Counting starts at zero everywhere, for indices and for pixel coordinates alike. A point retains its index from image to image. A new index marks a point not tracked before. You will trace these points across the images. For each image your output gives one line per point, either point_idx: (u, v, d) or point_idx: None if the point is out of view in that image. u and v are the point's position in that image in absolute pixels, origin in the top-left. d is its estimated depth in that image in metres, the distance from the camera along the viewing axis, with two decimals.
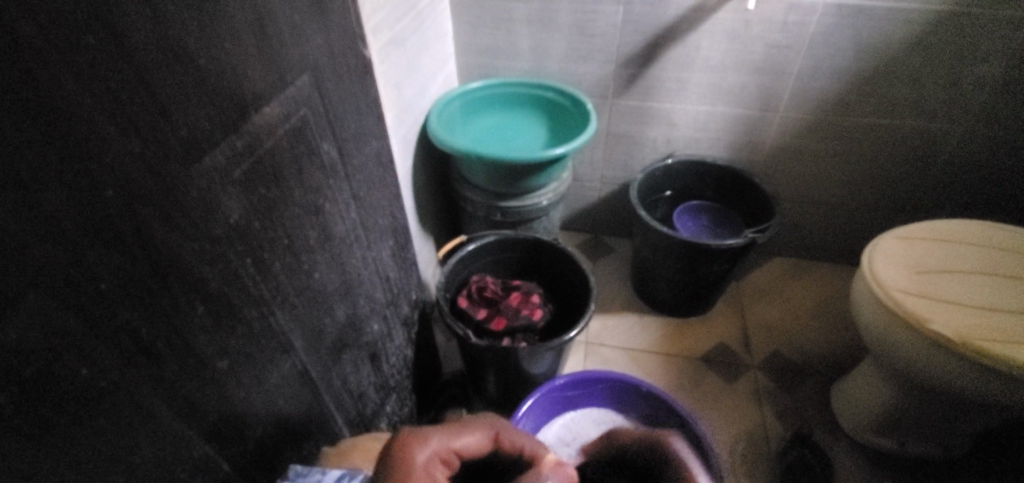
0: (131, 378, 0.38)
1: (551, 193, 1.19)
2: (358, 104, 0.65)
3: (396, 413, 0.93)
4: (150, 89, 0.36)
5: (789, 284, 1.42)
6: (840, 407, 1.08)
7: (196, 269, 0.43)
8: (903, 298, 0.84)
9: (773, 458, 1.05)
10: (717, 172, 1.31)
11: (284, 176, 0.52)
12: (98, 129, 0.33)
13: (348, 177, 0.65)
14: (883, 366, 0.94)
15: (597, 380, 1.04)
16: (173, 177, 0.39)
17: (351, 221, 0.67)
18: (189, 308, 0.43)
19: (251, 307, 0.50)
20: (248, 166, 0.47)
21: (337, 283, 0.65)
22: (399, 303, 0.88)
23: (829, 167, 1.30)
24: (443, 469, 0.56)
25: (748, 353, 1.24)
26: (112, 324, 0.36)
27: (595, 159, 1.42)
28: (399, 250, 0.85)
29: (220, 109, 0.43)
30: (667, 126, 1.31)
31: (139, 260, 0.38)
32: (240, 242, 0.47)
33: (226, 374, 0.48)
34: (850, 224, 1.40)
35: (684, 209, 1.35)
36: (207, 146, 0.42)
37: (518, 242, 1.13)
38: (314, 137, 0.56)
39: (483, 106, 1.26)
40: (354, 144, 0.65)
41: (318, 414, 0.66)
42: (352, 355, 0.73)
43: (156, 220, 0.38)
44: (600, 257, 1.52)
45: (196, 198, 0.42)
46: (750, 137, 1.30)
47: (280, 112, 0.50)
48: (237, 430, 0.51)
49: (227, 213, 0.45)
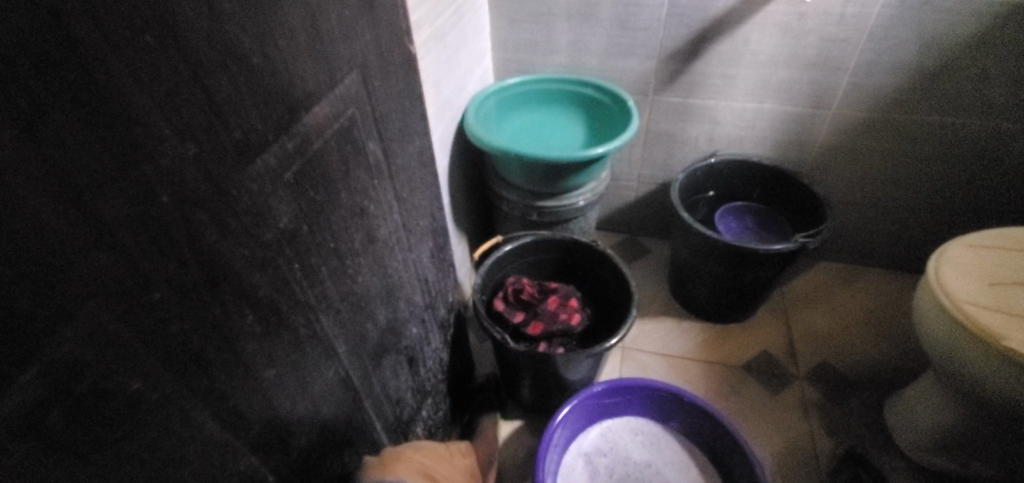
0: (182, 390, 0.36)
1: (588, 193, 1.16)
2: (403, 103, 0.63)
3: (431, 417, 0.91)
4: (207, 89, 0.35)
5: (836, 291, 1.35)
6: (896, 423, 1.03)
7: (248, 276, 0.41)
8: (975, 313, 0.78)
9: (822, 474, 1.00)
10: (762, 173, 1.26)
11: (332, 177, 0.50)
12: (154, 131, 0.31)
13: (392, 177, 0.63)
14: (945, 382, 0.89)
15: (636, 388, 1.01)
16: (226, 180, 0.37)
17: (394, 223, 0.65)
18: (238, 316, 0.41)
19: (299, 313, 0.48)
20: (298, 167, 0.45)
21: (379, 287, 0.64)
22: (436, 306, 0.86)
23: (883, 168, 1.23)
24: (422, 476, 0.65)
25: (793, 363, 1.19)
26: (165, 334, 0.34)
27: (633, 158, 1.37)
28: (437, 251, 0.83)
29: (273, 109, 0.41)
30: (710, 124, 1.26)
31: (192, 267, 0.36)
32: (289, 246, 0.45)
33: (273, 382, 0.46)
34: (904, 229, 1.33)
35: (726, 210, 1.30)
36: (260, 147, 0.40)
37: (555, 243, 1.10)
38: (361, 138, 0.54)
39: (520, 103, 1.22)
40: (398, 144, 0.63)
41: (358, 420, 0.65)
42: (392, 360, 0.71)
43: (209, 226, 0.36)
44: (636, 258, 1.47)
45: (248, 201, 0.40)
46: (799, 135, 1.24)
47: (329, 111, 0.48)
48: (281, 440, 0.50)
49: (277, 217, 0.43)
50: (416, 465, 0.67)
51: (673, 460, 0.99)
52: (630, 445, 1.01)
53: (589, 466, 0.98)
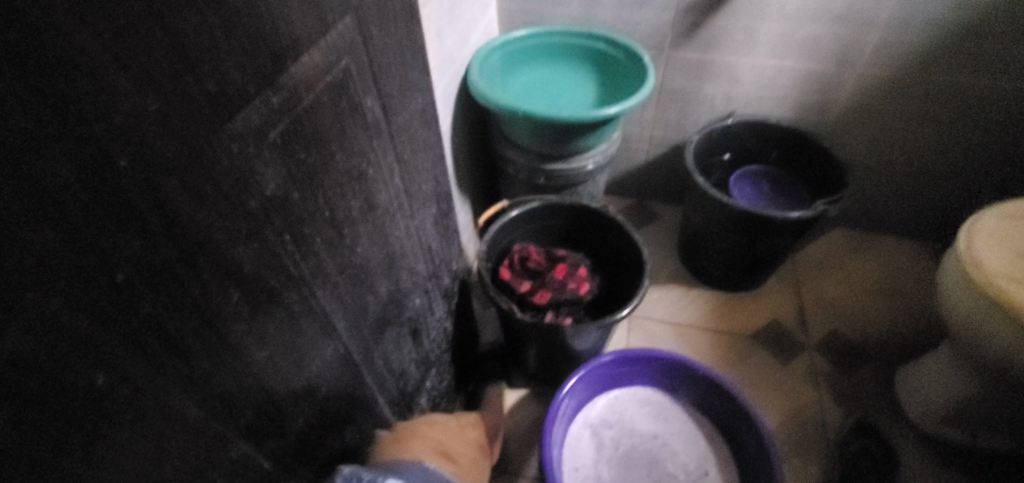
0: (159, 380, 0.33)
1: (598, 156, 1.10)
2: (403, 54, 0.56)
3: (435, 388, 0.89)
4: (170, 32, 0.29)
5: (851, 259, 1.31)
6: (906, 394, 1.01)
7: (230, 250, 0.36)
8: (1007, 287, 0.73)
9: (831, 445, 0.98)
10: (782, 134, 1.19)
11: (325, 138, 0.45)
12: (105, 83, 0.26)
13: (392, 137, 0.57)
14: (965, 355, 0.86)
15: (644, 358, 0.98)
16: (201, 142, 0.32)
17: (395, 188, 0.60)
18: (221, 296, 0.36)
19: (291, 289, 0.44)
20: (286, 126, 0.39)
21: (380, 257, 0.59)
22: (440, 275, 0.82)
23: (909, 131, 1.17)
24: (438, 457, 0.63)
25: (804, 332, 1.16)
26: (134, 320, 0.30)
27: (645, 118, 1.30)
28: (441, 218, 0.78)
29: (254, 57, 0.35)
30: (728, 83, 1.19)
31: (163, 245, 0.31)
32: (278, 215, 0.40)
33: (264, 365, 0.43)
34: (925, 197, 1.27)
35: (741, 175, 1.24)
36: (239, 102, 0.35)
37: (564, 208, 1.04)
38: (358, 93, 0.48)
39: (527, 57, 1.14)
40: (398, 101, 0.57)
41: (358, 396, 0.62)
42: (394, 333, 0.68)
43: (182, 195, 0.31)
44: (644, 223, 1.42)
45: (228, 166, 0.35)
46: (822, 95, 1.17)
47: (321, 61, 0.42)
48: (276, 423, 0.46)
49: (263, 183, 0.38)
50: (429, 443, 0.64)
51: (680, 431, 0.97)
52: (637, 415, 0.99)
53: (595, 437, 0.96)
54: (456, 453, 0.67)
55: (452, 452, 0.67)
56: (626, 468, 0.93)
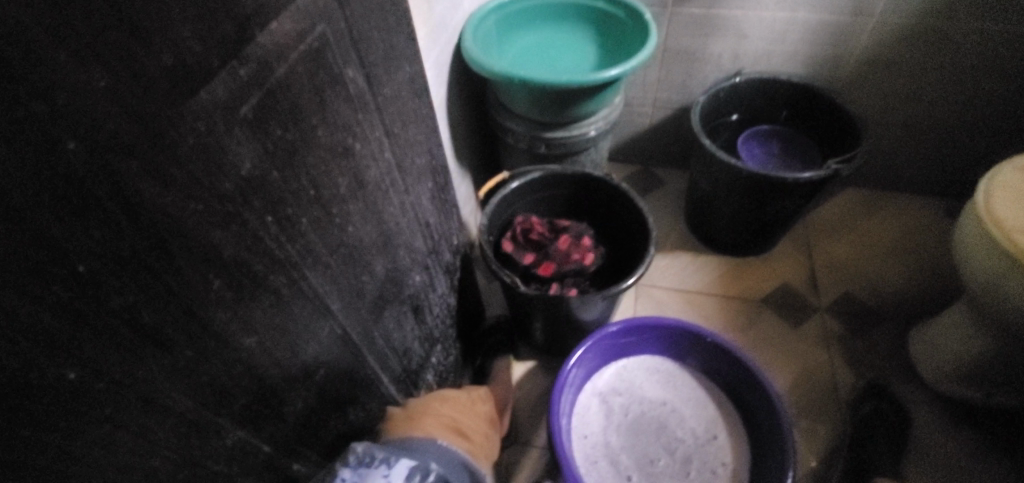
0: (138, 372, 0.32)
1: (600, 121, 1.06)
2: (386, 20, 0.53)
3: (441, 364, 0.88)
4: None
5: (864, 219, 1.28)
6: (919, 353, 0.99)
7: (207, 234, 0.35)
8: None
9: (843, 407, 0.97)
10: (792, 91, 1.14)
11: (303, 112, 0.42)
12: (41, 58, 0.24)
13: (379, 110, 0.54)
14: (981, 313, 0.84)
15: (651, 326, 0.97)
16: (160, 120, 0.30)
17: (386, 163, 0.57)
18: (201, 283, 0.35)
19: (278, 273, 0.42)
20: (258, 100, 0.37)
21: (373, 236, 0.57)
22: (440, 250, 0.80)
23: (926, 82, 1.11)
24: (452, 432, 0.62)
25: (816, 296, 1.14)
26: (104, 312, 0.29)
27: (648, 80, 1.25)
28: (438, 192, 0.76)
29: (214, 25, 0.33)
30: (735, 38, 1.13)
31: (129, 232, 0.29)
32: (257, 196, 0.38)
33: (255, 351, 0.42)
34: (943, 151, 1.22)
35: (750, 135, 1.20)
36: (201, 76, 0.32)
37: (566, 177, 1.01)
38: (337, 63, 0.46)
39: (523, 20, 1.09)
40: (384, 70, 0.54)
41: (360, 376, 0.61)
42: (394, 311, 0.66)
43: (144, 178, 0.30)
44: (650, 190, 1.39)
45: (195, 145, 0.33)
46: (834, 48, 1.11)
47: (292, 29, 0.39)
48: (273, 408, 0.46)
49: (237, 163, 0.36)
50: (441, 418, 0.63)
51: (689, 398, 0.97)
52: (646, 383, 0.98)
53: (604, 405, 0.96)
54: (468, 427, 0.66)
55: (464, 426, 0.66)
56: (635, 434, 0.92)
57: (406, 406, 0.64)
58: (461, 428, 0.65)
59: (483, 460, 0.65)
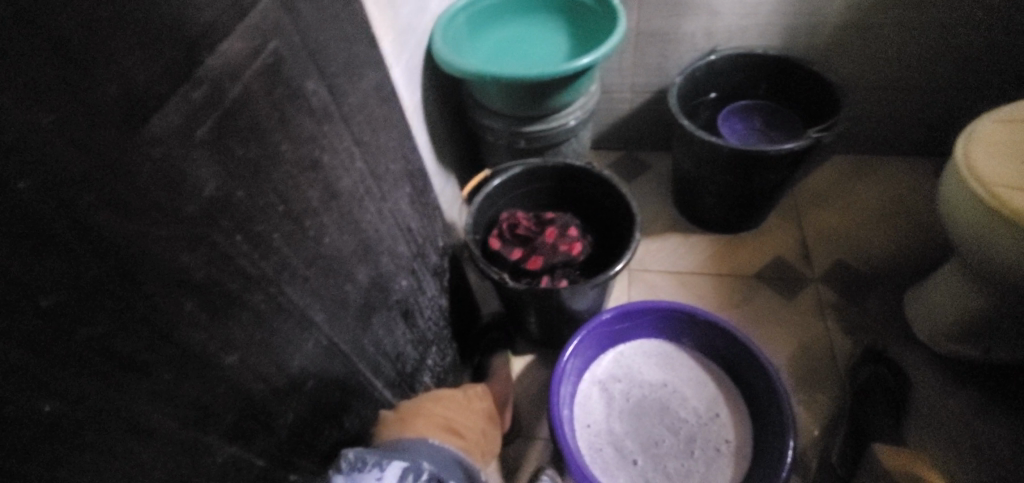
0: (118, 398, 0.32)
1: (578, 111, 1.07)
2: (343, 30, 0.54)
3: (438, 365, 0.89)
4: (48, 33, 0.27)
5: (851, 186, 1.28)
6: (915, 315, 1.00)
7: (175, 258, 0.35)
8: (1008, 195, 0.71)
9: (840, 375, 0.98)
10: (767, 64, 1.14)
11: (264, 128, 0.43)
12: None
13: (346, 120, 0.55)
14: (970, 268, 0.84)
15: (644, 310, 0.97)
16: (113, 150, 0.31)
17: (358, 172, 0.58)
18: (174, 306, 0.35)
19: (254, 290, 0.43)
20: (215, 121, 0.37)
21: (352, 245, 0.58)
22: (426, 253, 0.80)
23: (901, 43, 1.11)
24: (445, 432, 0.62)
25: (807, 266, 1.15)
26: (75, 343, 0.29)
27: (624, 66, 1.25)
28: (418, 195, 0.77)
29: (160, 51, 0.33)
30: (707, 16, 1.13)
31: (93, 261, 0.30)
32: (224, 216, 0.39)
33: (238, 368, 0.42)
34: (924, 111, 1.22)
35: (730, 112, 1.20)
36: (153, 103, 0.33)
37: (548, 170, 1.02)
38: (296, 77, 0.46)
39: (493, 17, 1.09)
40: (347, 80, 0.55)
41: (352, 384, 0.61)
42: (383, 317, 0.67)
43: (103, 208, 0.30)
44: (636, 176, 1.39)
45: (153, 172, 0.33)
46: (807, 18, 1.11)
47: (244, 47, 0.40)
48: (263, 422, 0.47)
49: (200, 185, 0.37)
50: (435, 418, 0.64)
51: (688, 377, 0.97)
52: (644, 367, 0.99)
53: (605, 392, 0.96)
54: (462, 426, 0.66)
55: (458, 425, 0.66)
56: (638, 418, 0.93)
57: (399, 408, 0.64)
58: (455, 427, 0.65)
59: (478, 457, 0.65)
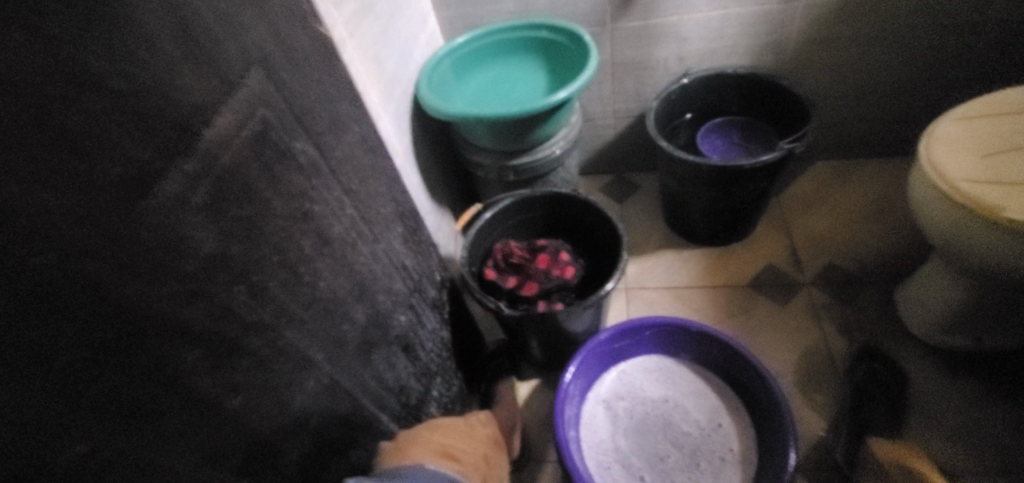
0: (132, 441, 0.36)
1: (561, 141, 1.12)
2: (324, 92, 0.59)
3: (443, 395, 0.92)
4: (59, 131, 0.32)
5: (835, 189, 1.31)
6: (908, 312, 1.01)
7: (177, 312, 0.39)
8: (971, 189, 0.73)
9: (839, 375, 0.99)
10: (739, 82, 1.19)
11: (255, 189, 0.48)
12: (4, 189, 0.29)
13: (335, 172, 0.60)
14: (951, 262, 0.86)
15: (641, 328, 1.00)
16: (118, 222, 0.35)
17: (349, 218, 0.62)
18: (179, 355, 0.40)
19: (254, 335, 0.47)
20: (209, 188, 0.42)
21: (348, 286, 0.62)
22: (423, 288, 0.85)
23: (865, 52, 1.16)
24: (439, 455, 0.65)
25: (798, 272, 1.17)
26: (92, 393, 0.33)
27: (604, 94, 1.31)
28: (410, 234, 0.81)
29: (156, 133, 0.38)
30: (677, 42, 1.19)
31: (102, 321, 0.34)
32: (222, 271, 0.44)
33: (243, 408, 0.46)
34: (898, 112, 1.26)
35: (709, 129, 1.25)
36: (152, 178, 0.38)
37: (536, 199, 1.06)
38: (283, 140, 0.51)
39: (474, 61, 1.16)
40: (332, 136, 0.60)
41: (357, 418, 0.65)
42: (383, 353, 0.71)
43: (111, 273, 0.35)
44: (627, 196, 1.43)
45: (154, 238, 0.38)
46: (772, 36, 1.16)
47: (232, 120, 0.45)
48: (271, 458, 0.50)
49: (198, 245, 0.41)
50: (431, 445, 0.67)
51: (689, 390, 0.99)
52: (645, 383, 1.01)
53: (609, 411, 0.98)
54: (457, 450, 0.69)
55: (453, 449, 0.69)
56: (642, 434, 0.95)
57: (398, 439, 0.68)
58: (450, 450, 0.68)
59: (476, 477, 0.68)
